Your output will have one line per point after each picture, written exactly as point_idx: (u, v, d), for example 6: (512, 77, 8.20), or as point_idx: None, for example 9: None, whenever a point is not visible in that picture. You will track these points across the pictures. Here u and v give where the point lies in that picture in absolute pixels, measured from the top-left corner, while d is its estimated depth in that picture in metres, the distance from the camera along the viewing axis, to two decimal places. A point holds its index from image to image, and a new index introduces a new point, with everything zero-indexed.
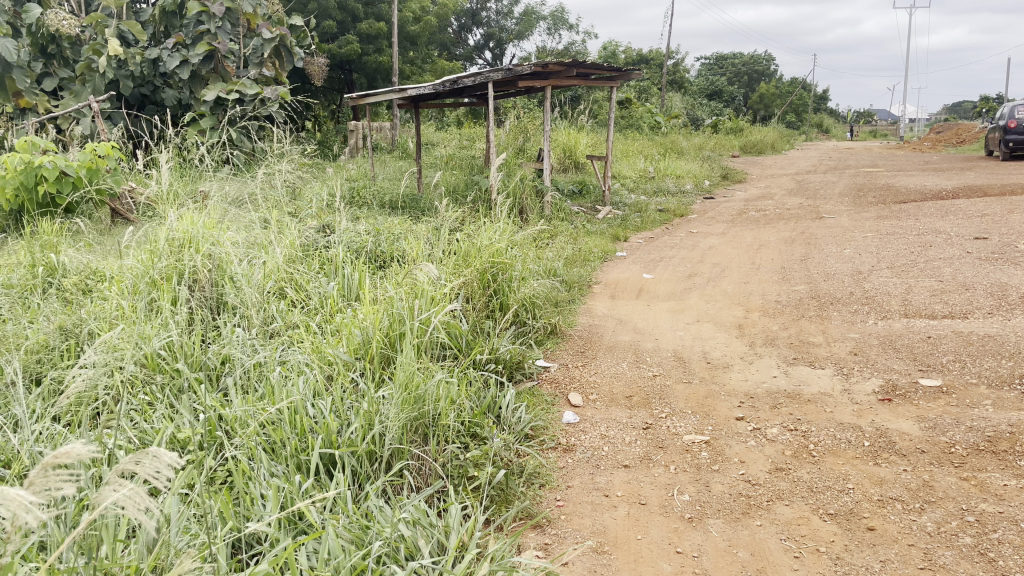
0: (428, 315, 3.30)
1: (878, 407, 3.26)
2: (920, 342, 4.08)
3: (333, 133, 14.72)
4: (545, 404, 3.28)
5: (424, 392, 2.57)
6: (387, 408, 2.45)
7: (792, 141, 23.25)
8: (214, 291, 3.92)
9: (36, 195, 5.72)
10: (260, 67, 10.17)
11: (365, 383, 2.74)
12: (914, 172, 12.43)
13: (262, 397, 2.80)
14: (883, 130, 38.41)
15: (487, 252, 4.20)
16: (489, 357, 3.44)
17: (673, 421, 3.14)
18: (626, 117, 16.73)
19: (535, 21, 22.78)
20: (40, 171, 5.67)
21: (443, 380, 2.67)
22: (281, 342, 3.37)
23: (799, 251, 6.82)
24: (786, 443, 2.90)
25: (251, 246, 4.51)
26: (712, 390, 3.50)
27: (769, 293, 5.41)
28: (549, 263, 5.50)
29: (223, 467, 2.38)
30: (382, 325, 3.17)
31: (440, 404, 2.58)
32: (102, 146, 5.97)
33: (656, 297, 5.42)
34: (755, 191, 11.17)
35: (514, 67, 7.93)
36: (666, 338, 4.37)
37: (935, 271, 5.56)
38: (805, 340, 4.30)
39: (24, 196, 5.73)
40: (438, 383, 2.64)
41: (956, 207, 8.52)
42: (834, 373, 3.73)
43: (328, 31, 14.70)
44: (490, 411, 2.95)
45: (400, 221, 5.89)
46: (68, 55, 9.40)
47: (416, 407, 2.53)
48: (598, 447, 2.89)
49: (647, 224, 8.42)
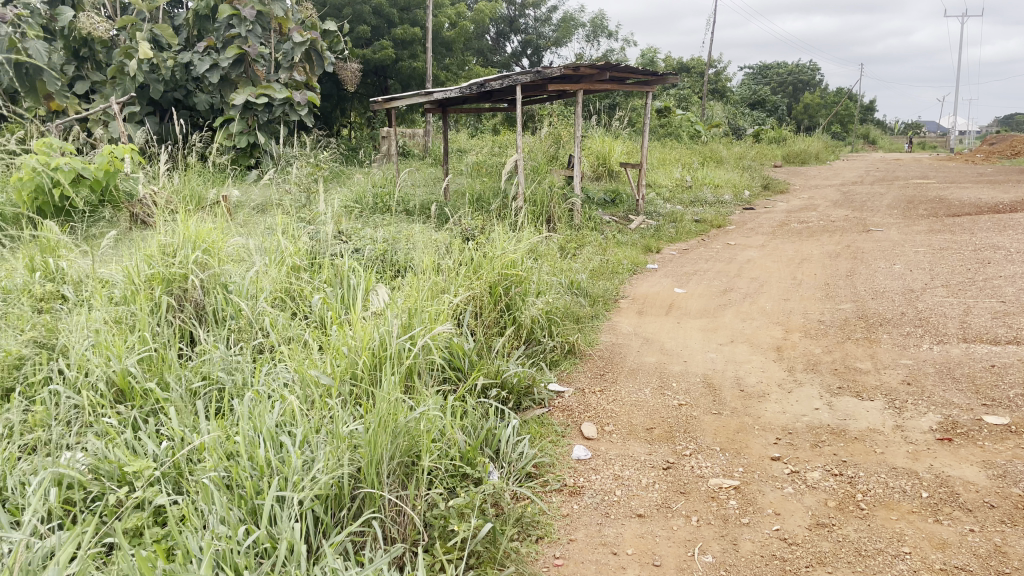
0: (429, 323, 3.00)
1: (936, 449, 2.84)
2: (982, 371, 3.64)
3: (367, 140, 14.57)
4: (554, 436, 2.93)
5: (404, 423, 2.22)
6: (355, 445, 2.10)
7: (838, 150, 22.62)
8: (205, 301, 3.63)
9: (52, 197, 5.41)
10: (291, 71, 9.97)
11: (342, 406, 2.44)
12: (968, 184, 11.78)
13: (232, 424, 2.53)
14: (932, 142, 37.38)
15: (498, 263, 3.87)
16: (491, 380, 3.10)
17: (698, 460, 2.76)
18: (665, 125, 16.32)
19: (573, 28, 22.45)
20: (55, 174, 5.34)
21: (429, 412, 2.32)
22: (270, 360, 3.10)
23: (844, 266, 6.37)
24: (828, 492, 2.50)
25: (254, 256, 4.26)
26: (744, 423, 3.10)
27: (812, 311, 4.99)
28: (572, 275, 5.14)
29: (172, 509, 2.10)
30: (373, 342, 2.85)
31: (422, 441, 2.21)
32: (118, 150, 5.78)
33: (687, 314, 5.03)
34: (797, 203, 10.67)
35: (542, 70, 7.56)
36: (696, 361, 3.98)
37: (996, 291, 5.08)
38: (851, 366, 3.88)
39: (41, 199, 5.43)
40: (421, 414, 2.29)
41: (1015, 222, 7.96)
42: (885, 407, 3.30)
43: (362, 35, 14.57)
44: (488, 445, 2.60)
45: (419, 229, 5.60)
46: (101, 58, 9.44)
47: (394, 443, 2.16)
48: (610, 490, 2.52)
49: (682, 235, 8.01)
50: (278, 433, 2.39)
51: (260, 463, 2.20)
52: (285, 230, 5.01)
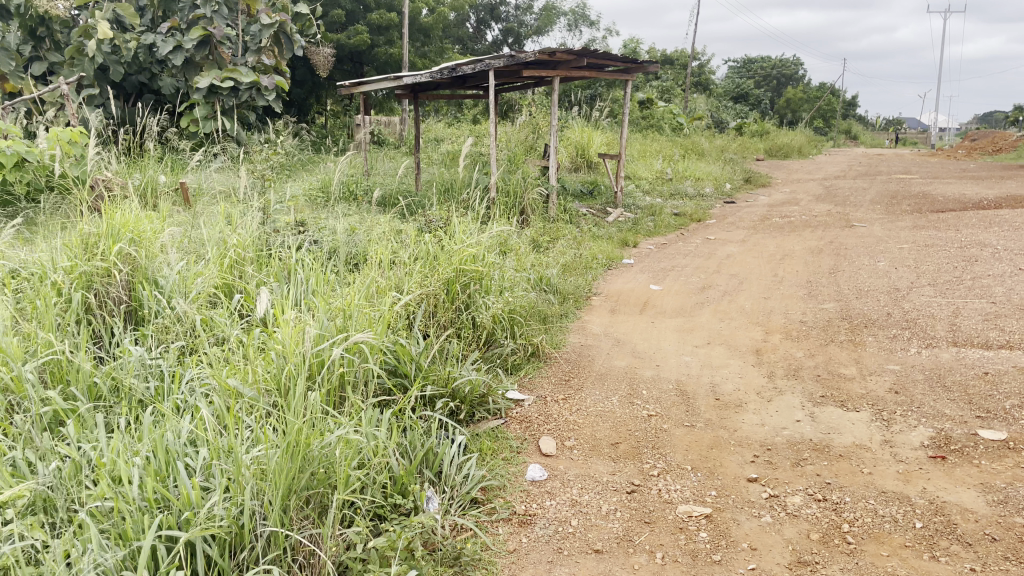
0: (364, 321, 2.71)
1: (929, 469, 2.57)
2: (975, 379, 3.38)
3: (342, 128, 14.19)
4: (507, 454, 2.63)
5: (317, 446, 1.92)
6: (256, 472, 1.80)
7: (820, 145, 22.45)
8: (131, 299, 3.33)
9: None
10: (259, 54, 9.58)
11: (257, 419, 2.14)
12: (951, 180, 11.60)
13: (133, 442, 2.21)
14: (913, 139, 37.37)
15: (455, 256, 3.55)
16: (439, 389, 2.80)
17: (665, 482, 2.47)
18: (647, 116, 16.03)
19: (555, 17, 22.11)
20: None
21: (350, 436, 2.02)
22: (193, 365, 2.79)
23: (827, 263, 6.11)
24: (811, 522, 2.22)
25: (191, 253, 3.92)
26: (718, 438, 2.82)
27: (794, 311, 4.72)
28: (540, 271, 4.83)
29: (44, 550, 1.79)
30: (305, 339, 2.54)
31: (339, 471, 1.90)
32: (68, 133, 5.33)
33: (662, 313, 4.74)
34: (779, 196, 10.44)
35: (517, 55, 7.22)
36: (670, 365, 3.69)
37: (985, 290, 4.85)
38: (835, 372, 3.60)
39: None
40: (338, 438, 1.99)
41: (1001, 218, 7.75)
42: (872, 419, 3.02)
43: (337, 20, 14.13)
44: (428, 467, 2.29)
45: (381, 219, 5.26)
46: (60, 38, 8.84)
47: (304, 474, 1.86)
48: (565, 519, 2.22)
49: (660, 229, 7.73)
50: (182, 454, 2.08)
51: (154, 495, 1.90)
52: (233, 218, 4.67)
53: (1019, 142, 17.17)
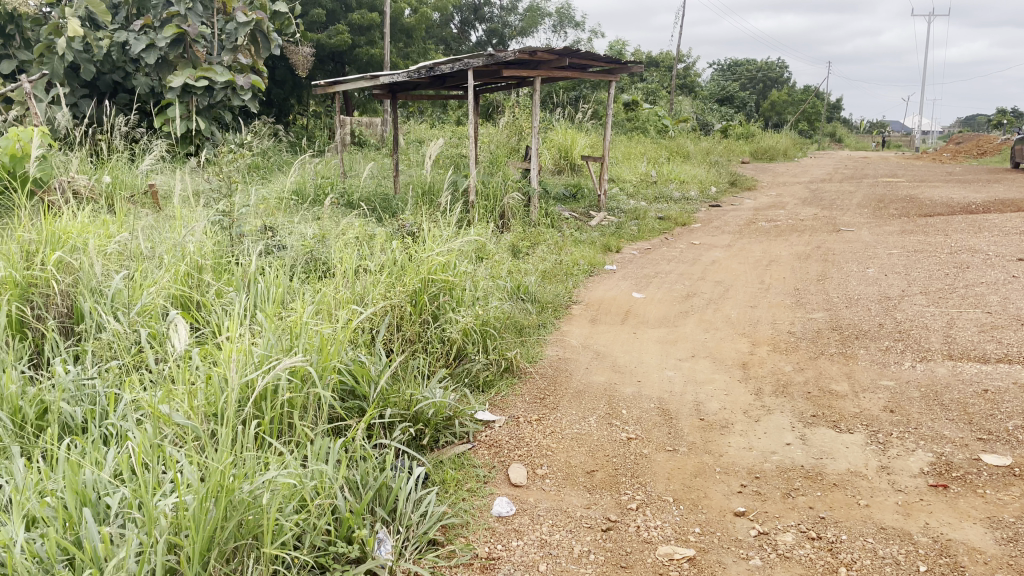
0: (315, 337, 2.48)
1: (931, 501, 2.37)
2: (974, 397, 3.19)
3: (322, 129, 13.92)
4: (472, 484, 2.41)
5: (242, 489, 1.68)
6: (169, 526, 1.57)
7: (806, 148, 22.36)
8: (74, 311, 3.08)
9: None
10: (235, 53, 9.27)
11: (185, 453, 1.91)
12: (938, 183, 11.48)
13: (47, 477, 1.97)
14: (898, 142, 37.45)
15: (423, 265, 3.34)
16: (400, 413, 2.57)
17: (644, 517, 2.25)
18: (632, 118, 15.85)
19: (540, 17, 21.95)
20: None
21: (284, 478, 1.78)
22: (131, 387, 2.55)
23: (815, 269, 5.92)
24: (805, 566, 2.01)
25: (148, 257, 3.67)
26: (703, 464, 2.60)
27: (781, 321, 4.53)
28: (518, 279, 4.61)
29: None
30: (251, 355, 2.30)
31: (267, 521, 1.67)
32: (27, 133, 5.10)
33: (644, 323, 4.54)
34: (765, 199, 10.27)
35: (496, 54, 6.99)
36: (652, 381, 3.47)
37: (979, 299, 4.67)
38: (826, 389, 3.39)
39: None
40: (269, 481, 1.75)
41: (990, 223, 7.60)
42: (867, 442, 2.82)
43: (317, 19, 13.85)
44: (381, 506, 2.06)
45: (354, 224, 5.03)
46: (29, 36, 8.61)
47: (227, 526, 1.63)
48: (532, 564, 2.00)
49: (644, 233, 7.52)
50: (102, 494, 1.85)
51: (59, 548, 1.66)
52: (196, 223, 4.43)
53: (1003, 145, 17.16)
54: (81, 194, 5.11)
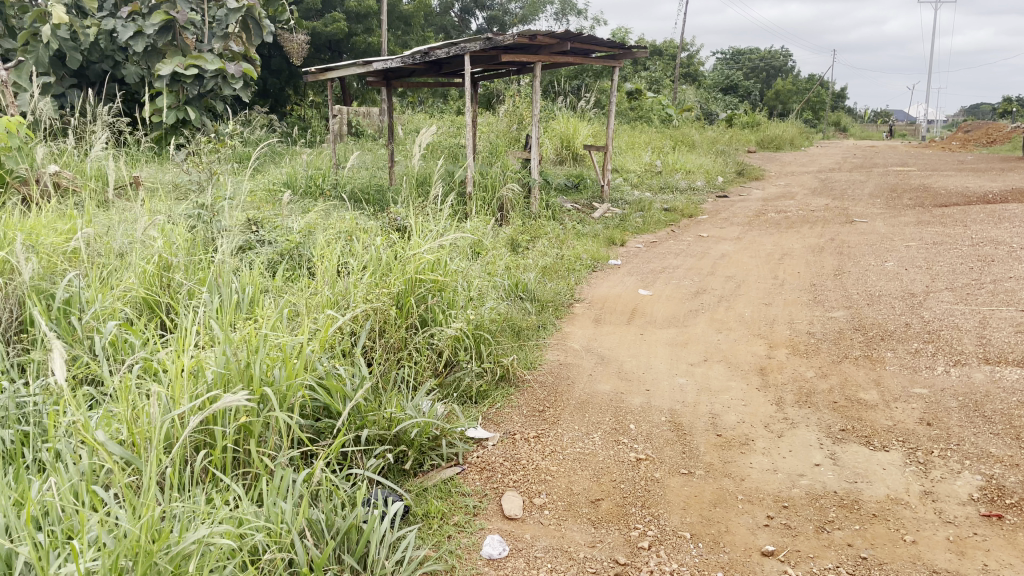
0: (279, 349, 2.18)
1: (987, 536, 2.06)
2: (1019, 407, 2.88)
3: (319, 120, 13.57)
4: (460, 518, 2.11)
5: (163, 554, 1.38)
6: None
7: (812, 137, 21.95)
8: (23, 317, 2.77)
9: None
10: (226, 41, 8.83)
11: (113, 494, 1.60)
12: (950, 172, 11.13)
13: None
14: (903, 131, 37.00)
15: (410, 263, 3.02)
16: (380, 433, 2.27)
17: (656, 559, 1.95)
18: (635, 107, 15.48)
19: (541, 4, 21.53)
20: None
21: (222, 531, 1.47)
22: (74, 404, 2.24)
23: (830, 263, 5.60)
24: None
25: (112, 254, 3.35)
26: (722, 491, 2.29)
27: (799, 320, 4.20)
28: (515, 277, 4.28)
29: None
30: (203, 372, 2.00)
31: None
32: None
33: (651, 323, 4.22)
34: (774, 190, 9.93)
35: (493, 37, 6.64)
36: (661, 390, 3.16)
37: (1010, 296, 4.35)
38: (854, 398, 3.08)
39: None
40: (202, 538, 1.44)
41: (1010, 213, 7.27)
42: (905, 462, 2.51)
43: (313, 8, 13.47)
44: (349, 552, 1.75)
45: (342, 218, 4.69)
46: (12, 23, 8.21)
47: None
48: None
49: (650, 225, 7.19)
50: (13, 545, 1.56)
51: None
52: (173, 218, 4.10)
53: (1012, 132, 16.76)
54: (55, 188, 4.77)
